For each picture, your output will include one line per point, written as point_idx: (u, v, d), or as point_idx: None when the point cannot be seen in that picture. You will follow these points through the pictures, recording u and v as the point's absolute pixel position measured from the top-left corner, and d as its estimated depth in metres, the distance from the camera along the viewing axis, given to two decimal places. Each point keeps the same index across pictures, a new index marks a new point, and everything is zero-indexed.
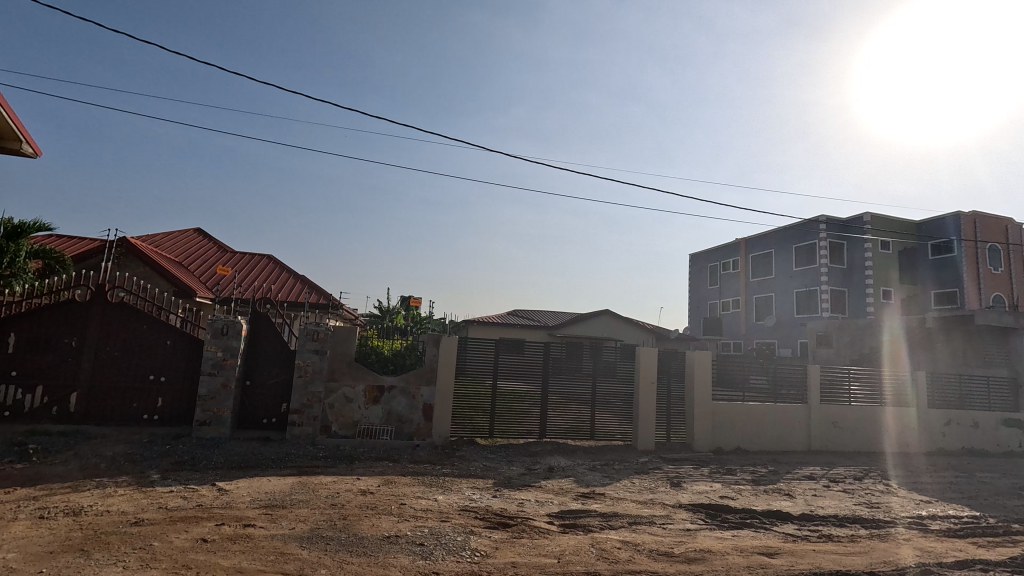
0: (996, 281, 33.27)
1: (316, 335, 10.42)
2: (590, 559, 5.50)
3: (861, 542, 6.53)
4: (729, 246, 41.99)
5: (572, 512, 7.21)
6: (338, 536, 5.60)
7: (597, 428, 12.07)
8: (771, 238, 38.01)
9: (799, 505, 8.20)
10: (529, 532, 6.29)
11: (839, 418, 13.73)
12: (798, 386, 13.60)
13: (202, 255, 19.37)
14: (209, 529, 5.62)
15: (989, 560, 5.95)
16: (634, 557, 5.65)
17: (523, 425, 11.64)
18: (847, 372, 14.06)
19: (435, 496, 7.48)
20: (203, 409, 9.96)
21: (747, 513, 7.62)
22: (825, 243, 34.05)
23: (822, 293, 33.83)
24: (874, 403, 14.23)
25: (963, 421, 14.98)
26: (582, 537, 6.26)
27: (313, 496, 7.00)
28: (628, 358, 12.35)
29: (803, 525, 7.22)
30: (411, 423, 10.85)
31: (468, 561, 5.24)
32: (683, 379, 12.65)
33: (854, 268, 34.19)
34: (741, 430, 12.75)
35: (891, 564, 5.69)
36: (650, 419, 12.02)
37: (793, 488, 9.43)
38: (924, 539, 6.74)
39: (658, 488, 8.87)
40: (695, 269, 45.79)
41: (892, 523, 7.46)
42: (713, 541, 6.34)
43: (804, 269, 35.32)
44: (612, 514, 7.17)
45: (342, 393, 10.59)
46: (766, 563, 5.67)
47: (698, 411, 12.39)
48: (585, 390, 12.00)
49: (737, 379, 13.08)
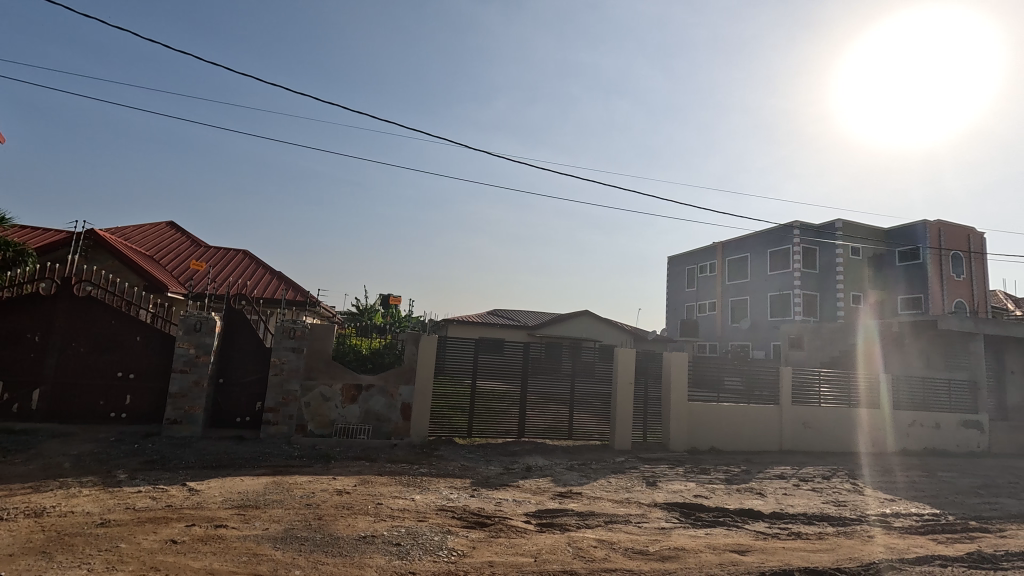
0: (959, 287, 34.58)
1: (293, 332, 10.32)
2: (566, 558, 5.54)
3: (828, 539, 6.73)
4: (706, 249, 42.79)
5: (549, 511, 7.24)
6: (313, 536, 5.53)
7: (575, 428, 12.16)
8: (747, 242, 38.86)
9: (770, 503, 8.42)
10: (507, 532, 6.30)
11: (810, 420, 14.10)
12: (771, 388, 13.93)
13: (174, 249, 18.91)
14: (179, 530, 5.49)
15: (947, 556, 6.19)
16: (610, 556, 5.72)
17: (502, 425, 11.66)
18: (818, 374, 14.47)
19: (412, 496, 7.44)
20: (174, 407, 9.70)
21: (720, 512, 7.79)
22: (798, 248, 34.91)
23: (796, 296, 34.64)
24: (844, 405, 14.66)
25: (926, 422, 15.54)
26: (559, 535, 6.31)
27: (286, 496, 6.88)
28: (607, 358, 12.48)
29: (774, 523, 7.40)
30: (389, 422, 10.76)
31: (445, 560, 5.22)
32: (660, 380, 12.84)
33: (826, 273, 35.12)
34: (716, 430, 13.00)
35: (856, 560, 5.89)
36: (627, 419, 12.16)
37: (764, 487, 9.66)
38: (887, 535, 6.98)
39: (634, 487, 8.98)
40: (673, 271, 46.49)
41: (858, 520, 7.70)
42: (686, 539, 6.45)
43: (779, 272, 36.08)
44: (589, 513, 7.24)
45: (319, 391, 10.40)
46: (738, 560, 5.81)
47: (674, 411, 12.58)
48: (564, 390, 12.08)
49: (713, 381, 13.36)
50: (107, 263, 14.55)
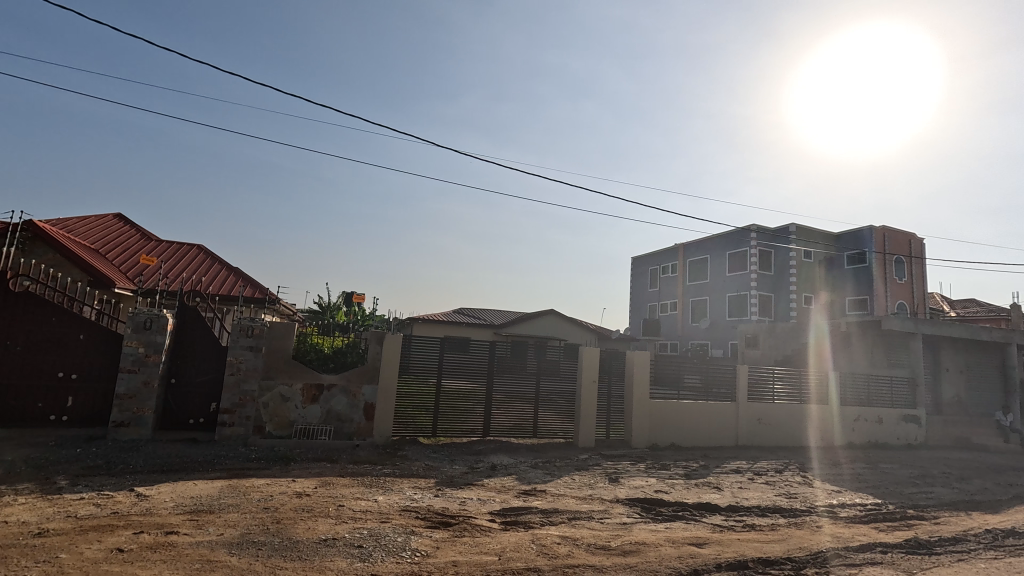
0: (901, 289, 36.65)
1: (250, 331, 9.93)
2: (530, 556, 5.58)
3: (780, 530, 7.03)
4: (668, 250, 43.87)
5: (514, 509, 7.28)
6: (271, 541, 5.37)
7: (539, 426, 12.25)
8: (707, 244, 40.07)
9: (726, 497, 8.72)
10: (471, 531, 6.29)
11: (764, 416, 14.67)
12: (728, 386, 14.42)
13: (123, 242, 17.98)
14: (126, 538, 5.23)
15: (888, 543, 6.57)
16: (573, 552, 5.79)
17: (467, 424, 11.63)
18: (772, 372, 15.07)
19: (375, 497, 7.33)
20: (120, 409, 9.22)
21: (679, 506, 8.01)
22: (755, 251, 36.23)
23: (752, 297, 35.91)
24: (795, 401, 15.32)
25: (870, 417, 16.41)
26: (523, 533, 6.34)
27: (243, 500, 6.66)
28: (572, 357, 12.64)
29: (730, 516, 7.67)
30: (351, 422, 10.55)
31: (409, 561, 5.17)
32: (623, 378, 13.08)
33: (780, 274, 36.59)
34: (676, 427, 13.36)
35: (806, 550, 6.17)
36: (591, 417, 12.34)
37: (721, 481, 9.99)
38: (834, 525, 7.35)
39: (597, 484, 9.13)
40: (636, 272, 47.45)
41: (808, 511, 8.07)
42: (647, 533, 6.61)
43: (737, 274, 37.35)
44: (552, 511, 7.31)
45: (278, 391, 10.11)
46: (695, 552, 5.99)
47: (636, 409, 12.85)
48: (529, 389, 12.15)
49: (673, 378, 13.72)
50: (47, 257, 13.70)
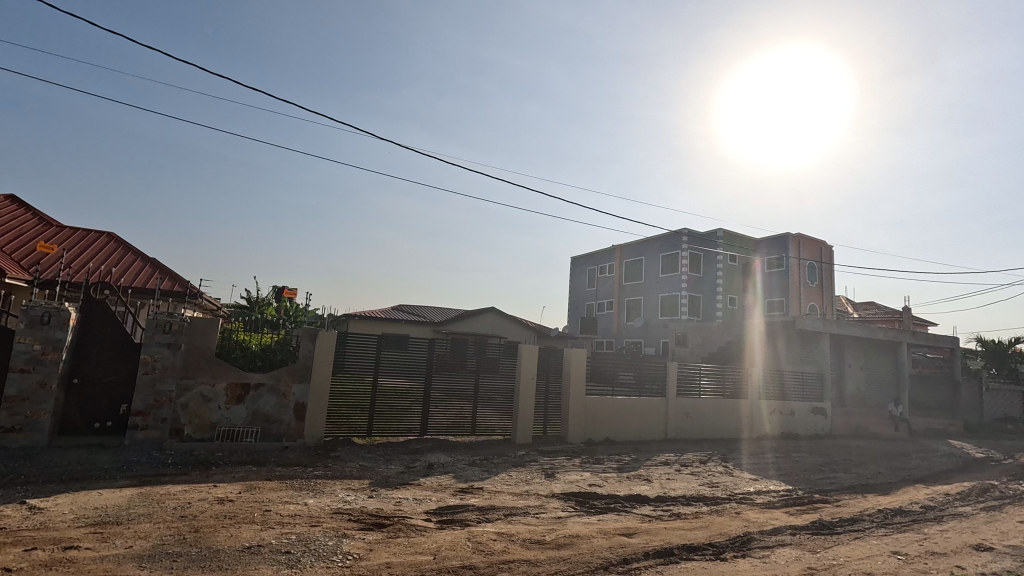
0: (813, 292, 39.81)
1: (168, 327, 9.24)
2: (466, 553, 5.57)
3: (702, 517, 7.46)
4: (606, 251, 45.25)
5: (450, 507, 7.24)
6: (188, 551, 5.02)
7: (478, 423, 12.25)
8: (642, 246, 41.69)
9: (655, 488, 9.13)
10: (406, 531, 6.20)
11: (691, 410, 15.46)
12: (659, 382, 15.08)
13: (16, 227, 16.12)
14: (15, 556, 4.70)
15: (797, 525, 7.15)
16: (509, 547, 5.85)
17: (404, 423, 11.42)
18: (699, 369, 15.92)
19: (305, 500, 7.04)
20: (11, 413, 8.27)
21: (611, 499, 8.29)
22: (686, 254, 38.11)
23: (682, 297, 37.63)
24: (719, 396, 16.26)
25: (784, 410, 17.73)
26: (459, 531, 6.32)
27: (156, 509, 6.17)
28: (511, 355, 12.75)
29: (657, 506, 8.04)
30: (280, 423, 10.07)
31: (340, 565, 5.01)
32: (561, 375, 13.34)
33: (708, 276, 38.74)
34: (610, 422, 13.81)
35: (726, 535, 6.59)
36: (528, 414, 12.49)
37: (651, 473, 10.45)
38: (751, 511, 7.90)
39: (533, 479, 9.27)
40: (575, 272, 48.56)
41: (728, 499, 8.61)
42: (580, 526, 6.79)
43: (669, 275, 39.13)
44: (489, 507, 7.35)
45: (198, 392, 9.48)
46: (626, 542, 6.23)
47: (572, 405, 13.15)
48: (468, 387, 12.12)
49: (609, 375, 14.17)
50: None
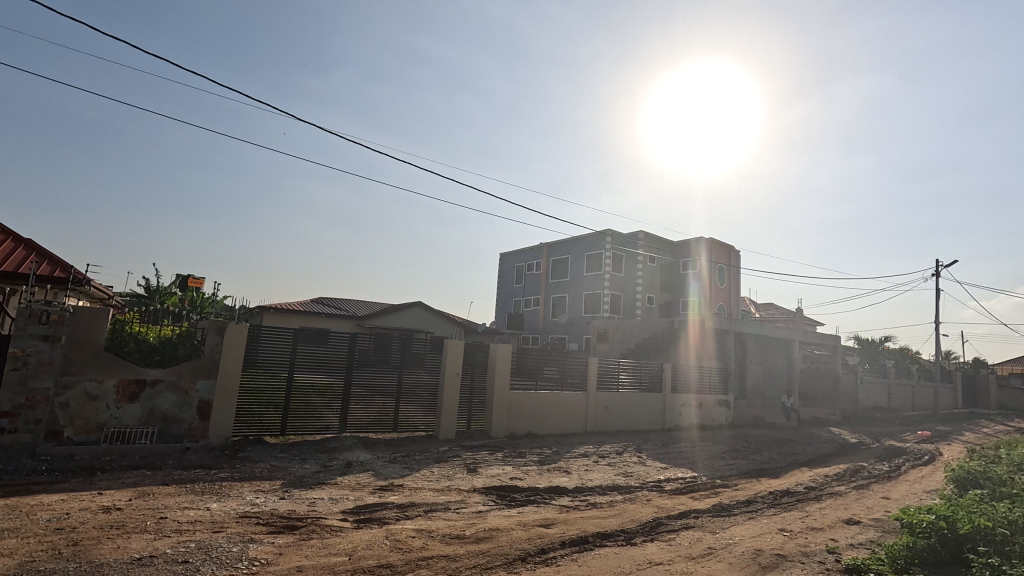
0: (722, 294, 42.82)
1: (46, 317, 8.23)
2: (383, 552, 5.46)
3: (616, 506, 7.83)
4: (534, 248, 46.01)
5: (368, 506, 7.06)
6: (64, 567, 4.50)
7: (400, 420, 12.02)
8: (568, 245, 42.84)
9: (573, 479, 9.45)
10: (320, 532, 5.96)
11: (610, 403, 16.14)
12: (581, 377, 15.59)
13: None
14: None
15: (700, 509, 7.71)
16: (428, 544, 5.81)
17: (321, 420, 10.95)
18: (618, 364, 16.64)
19: (208, 505, 6.56)
20: None
21: (531, 491, 8.48)
22: (609, 254, 39.65)
23: (604, 295, 39.17)
24: (636, 390, 17.10)
25: (693, 402, 18.99)
26: (376, 530, 6.18)
27: (26, 522, 5.47)
28: (437, 350, 12.64)
29: (575, 496, 8.33)
30: (181, 423, 9.28)
31: (246, 572, 4.72)
32: (486, 371, 13.40)
33: (629, 276, 40.56)
34: (532, 416, 14.09)
35: (637, 522, 6.97)
36: (452, 409, 12.44)
37: (570, 465, 10.80)
38: (660, 497, 8.40)
39: (455, 475, 9.25)
40: (503, 268, 48.97)
41: (640, 487, 9.10)
42: (500, 519, 6.89)
43: (593, 274, 40.52)
44: (409, 504, 7.25)
45: (82, 390, 8.50)
46: (543, 533, 6.41)
47: (496, 400, 13.26)
48: (391, 382, 11.84)
49: (533, 370, 14.44)
50: None
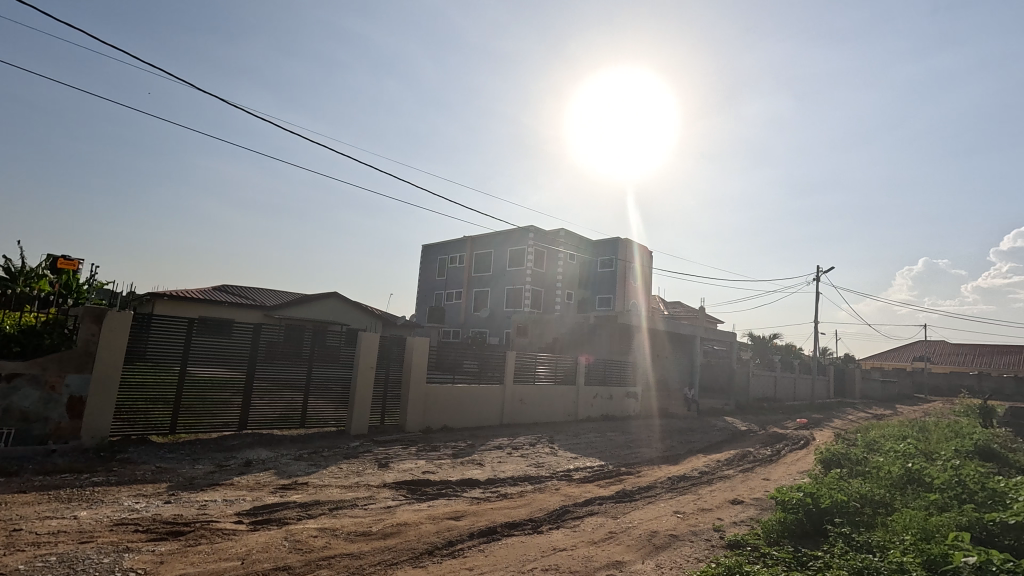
0: (636, 292, 45.06)
1: None
2: (280, 554, 5.19)
3: (526, 496, 8.02)
4: (457, 241, 45.71)
5: (267, 507, 6.67)
6: None
7: (308, 415, 11.46)
8: (492, 239, 43.03)
9: (486, 471, 9.55)
10: (210, 537, 5.54)
11: (525, 396, 16.46)
12: (499, 370, 15.76)
13: None
14: None
15: (604, 496, 8.10)
16: (330, 543, 5.60)
17: (218, 417, 10.17)
18: (535, 358, 17.01)
19: (76, 513, 5.85)
20: None
21: (443, 484, 8.45)
22: (531, 250, 40.33)
23: (525, 291, 39.77)
24: (552, 383, 17.59)
25: (604, 394, 19.88)
26: (275, 531, 5.86)
27: None
28: (351, 342, 12.17)
29: (486, 488, 8.42)
30: (45, 423, 8.19)
31: None
32: (402, 364, 13.13)
33: (550, 272, 41.51)
34: (449, 410, 14.03)
35: (545, 510, 7.18)
36: (365, 404, 12.07)
37: (484, 457, 10.90)
38: (568, 486, 8.72)
39: (365, 470, 9.00)
40: (426, 260, 48.21)
41: (550, 477, 9.39)
42: (409, 514, 6.80)
43: (514, 269, 40.99)
44: (313, 503, 6.94)
45: None
46: (452, 525, 6.41)
47: (411, 394, 13.05)
48: (299, 376, 11.24)
49: (451, 364, 14.35)
50: None
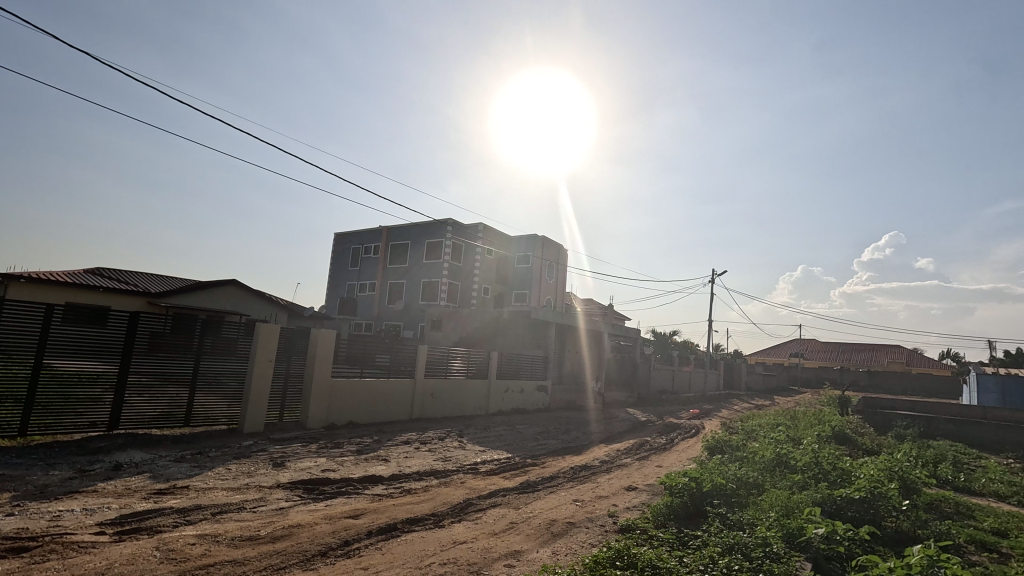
0: (551, 289, 46.25)
1: None
2: (149, 565, 4.70)
3: (429, 490, 7.94)
4: (372, 231, 44.15)
5: (137, 514, 6.01)
6: None
7: (194, 413, 10.50)
8: (409, 231, 42.06)
9: (390, 467, 9.33)
10: (62, 552, 4.88)
11: (437, 390, 16.30)
12: (409, 364, 15.45)
13: None
14: None
15: (507, 487, 8.23)
16: (210, 550, 5.16)
17: (83, 416, 9.00)
18: (447, 352, 16.88)
19: None
20: None
21: (344, 482, 8.13)
22: (450, 243, 39.97)
23: (442, 284, 39.34)
24: (463, 377, 17.57)
25: (515, 388, 20.21)
26: (144, 541, 5.29)
27: None
28: (247, 334, 11.31)
29: (389, 484, 8.22)
30: None
31: None
32: (304, 358, 12.43)
33: (467, 266, 41.40)
34: (355, 405, 13.52)
35: (448, 504, 7.16)
36: (262, 400, 11.28)
37: (390, 453, 10.64)
38: (473, 479, 8.76)
39: (257, 471, 8.42)
40: (338, 249, 46.09)
41: (456, 471, 9.38)
42: (303, 514, 6.46)
43: (432, 262, 40.38)
44: (193, 508, 6.36)
45: None
46: (350, 524, 6.18)
47: (314, 389, 12.40)
48: (185, 370, 10.25)
49: (359, 358, 13.84)
50: None
